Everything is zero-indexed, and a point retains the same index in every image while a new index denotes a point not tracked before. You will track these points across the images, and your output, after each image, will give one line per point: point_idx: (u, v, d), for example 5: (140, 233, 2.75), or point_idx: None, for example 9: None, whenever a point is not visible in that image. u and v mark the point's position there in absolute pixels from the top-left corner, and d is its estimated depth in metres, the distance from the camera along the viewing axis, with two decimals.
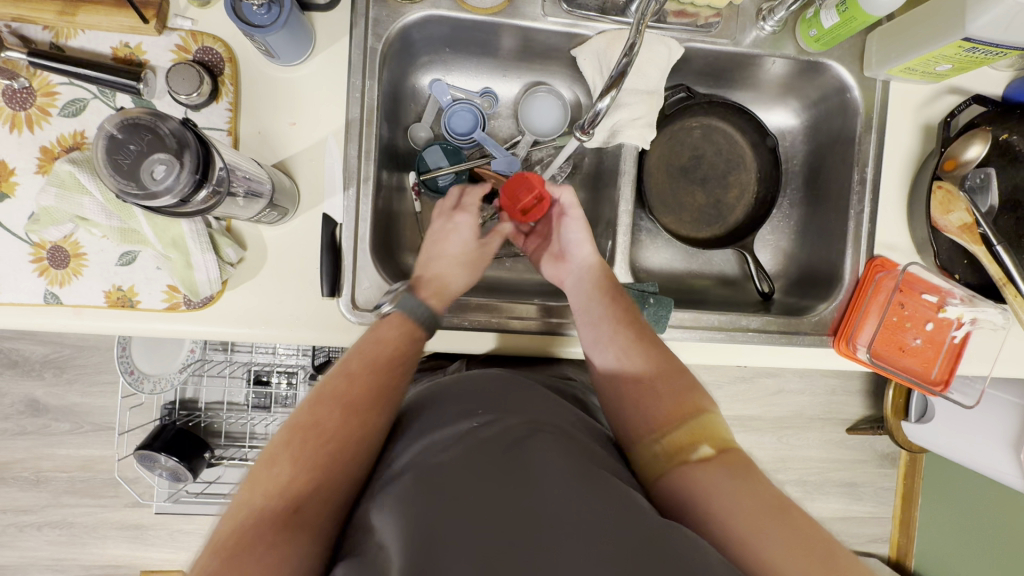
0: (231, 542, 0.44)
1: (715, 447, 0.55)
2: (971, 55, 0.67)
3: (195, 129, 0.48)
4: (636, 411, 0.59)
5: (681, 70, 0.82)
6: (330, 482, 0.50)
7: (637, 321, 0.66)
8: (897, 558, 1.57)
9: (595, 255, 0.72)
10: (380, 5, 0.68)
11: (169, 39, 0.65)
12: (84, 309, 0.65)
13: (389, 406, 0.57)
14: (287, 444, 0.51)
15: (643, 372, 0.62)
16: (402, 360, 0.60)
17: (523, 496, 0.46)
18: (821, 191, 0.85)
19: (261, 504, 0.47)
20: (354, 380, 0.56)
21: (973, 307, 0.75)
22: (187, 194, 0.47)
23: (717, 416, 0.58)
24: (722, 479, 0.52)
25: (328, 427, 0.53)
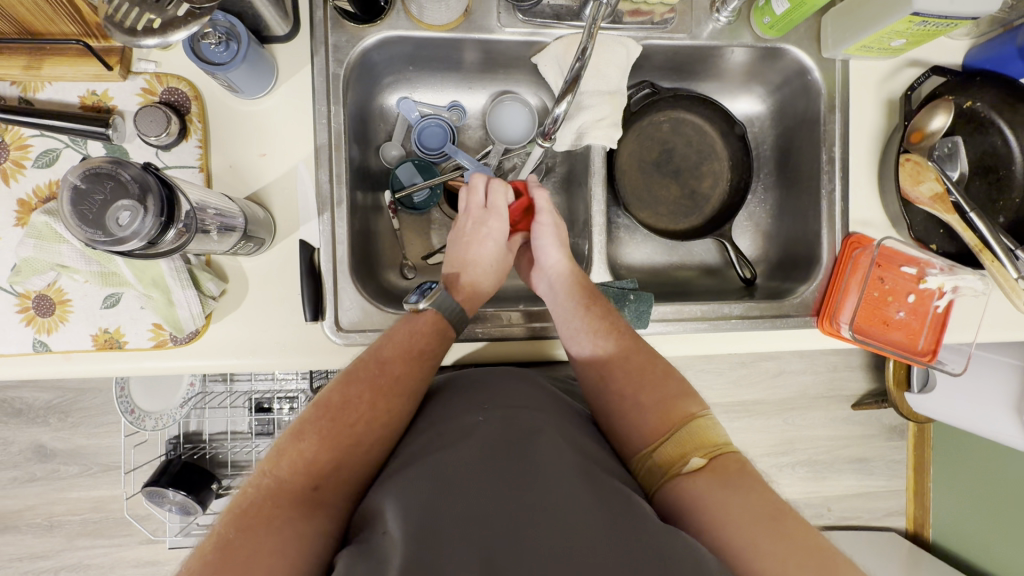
0: (254, 505, 0.49)
1: (706, 456, 0.54)
2: (923, 29, 0.67)
3: (157, 172, 0.49)
4: (627, 423, 0.60)
5: (643, 67, 0.83)
6: (350, 464, 0.55)
7: (616, 326, 0.67)
8: (914, 530, 1.56)
9: (566, 261, 0.73)
10: (339, 31, 0.69)
11: (134, 83, 0.66)
12: (74, 354, 0.66)
13: (414, 399, 0.61)
14: (316, 423, 0.56)
15: (625, 380, 0.62)
16: (429, 356, 0.63)
17: (525, 492, 0.48)
18: (793, 173, 0.86)
19: (286, 476, 0.52)
20: (383, 371, 0.60)
21: (952, 277, 0.75)
22: (153, 237, 0.48)
23: (709, 419, 0.58)
24: (714, 490, 0.52)
25: (355, 412, 0.57)
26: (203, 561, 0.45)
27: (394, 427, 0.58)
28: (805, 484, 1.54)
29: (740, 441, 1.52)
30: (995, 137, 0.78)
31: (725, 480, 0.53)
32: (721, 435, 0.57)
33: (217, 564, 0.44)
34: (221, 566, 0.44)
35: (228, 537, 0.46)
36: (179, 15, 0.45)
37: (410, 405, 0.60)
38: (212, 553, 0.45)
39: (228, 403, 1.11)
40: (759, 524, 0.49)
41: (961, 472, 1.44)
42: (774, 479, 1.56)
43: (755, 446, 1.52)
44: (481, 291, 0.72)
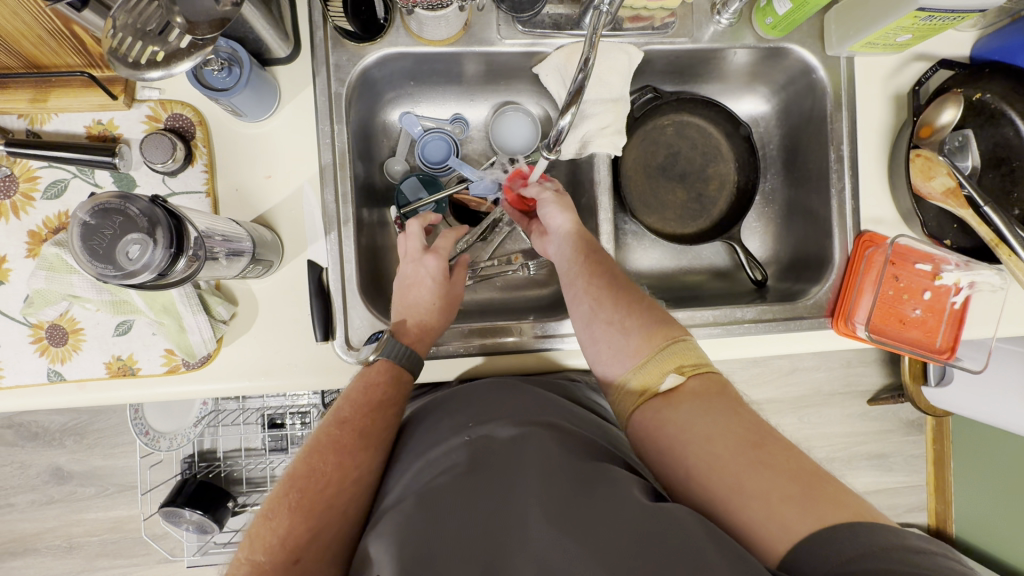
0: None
1: (684, 374, 0.55)
2: (929, 23, 0.66)
3: (164, 204, 0.49)
4: (610, 346, 0.59)
5: (645, 72, 0.83)
6: (328, 528, 0.53)
7: (609, 269, 0.65)
8: (937, 525, 1.54)
9: (572, 222, 0.69)
10: (339, 50, 0.69)
11: (139, 111, 0.67)
12: (87, 382, 0.66)
13: (381, 449, 0.60)
14: (285, 496, 0.54)
15: (615, 310, 0.61)
16: (389, 401, 0.63)
17: (518, 507, 0.47)
18: (801, 172, 0.85)
19: (263, 558, 0.50)
20: (344, 429, 0.59)
21: (969, 272, 0.74)
22: (165, 268, 0.49)
23: (689, 342, 0.57)
24: (689, 410, 0.52)
25: (321, 475, 0.55)
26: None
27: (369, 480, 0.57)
28: None
29: None
30: (1006, 128, 0.76)
31: (706, 402, 0.52)
32: (699, 356, 0.57)
33: None
34: None
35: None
36: (181, 46, 0.46)
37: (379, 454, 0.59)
38: None
39: (241, 420, 1.12)
40: (743, 448, 0.48)
41: (984, 465, 1.41)
42: None
43: None
44: (431, 329, 0.69)
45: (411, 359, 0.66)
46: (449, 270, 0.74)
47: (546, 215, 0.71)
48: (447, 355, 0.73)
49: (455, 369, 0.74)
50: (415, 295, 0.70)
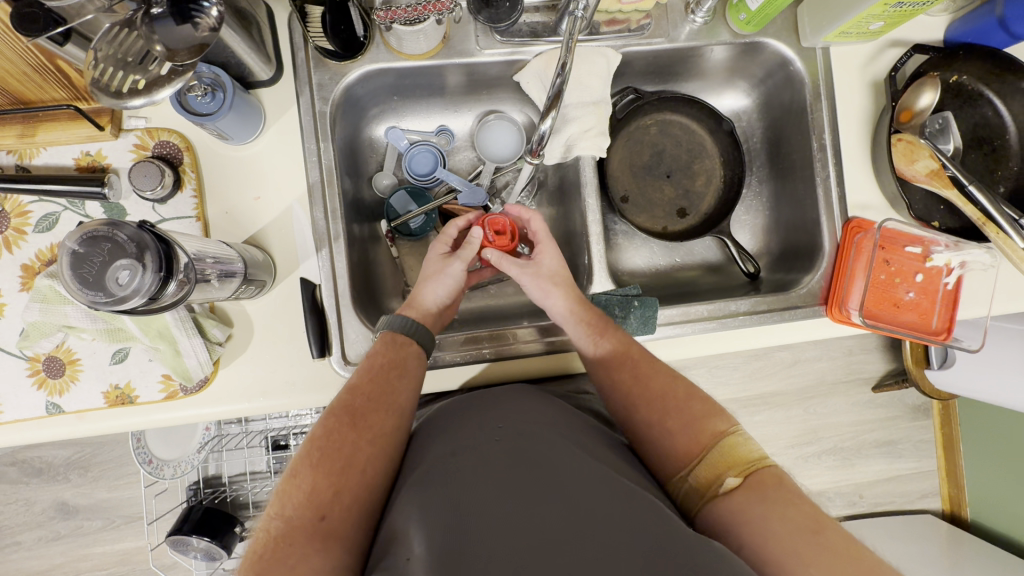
0: (262, 562, 0.47)
1: (741, 476, 0.53)
2: (899, 10, 0.67)
3: (153, 228, 0.49)
4: (656, 446, 0.59)
5: (625, 74, 0.84)
6: (351, 487, 0.53)
7: (630, 352, 0.66)
8: (951, 510, 1.54)
9: (564, 298, 0.70)
10: (321, 69, 0.70)
11: (126, 140, 0.67)
12: (87, 413, 0.66)
13: (396, 408, 0.60)
14: (307, 458, 0.55)
15: (654, 401, 0.61)
16: (404, 367, 0.63)
17: (541, 502, 0.48)
18: (786, 162, 0.86)
19: (291, 514, 0.50)
20: (357, 393, 0.59)
21: (959, 252, 0.75)
22: (156, 292, 0.48)
23: (740, 435, 0.56)
24: (753, 508, 0.50)
25: (340, 436, 0.56)
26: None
27: (388, 441, 0.57)
28: (832, 472, 1.55)
29: (762, 435, 1.52)
30: (986, 107, 0.79)
31: (764, 496, 0.51)
32: (756, 449, 0.55)
33: None
34: None
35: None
36: (161, 73, 0.46)
37: (396, 416, 0.59)
38: None
39: (245, 444, 1.11)
40: (809, 539, 0.48)
41: (994, 446, 1.42)
42: (801, 470, 1.55)
43: (778, 439, 1.53)
44: (433, 304, 0.71)
45: (418, 331, 0.66)
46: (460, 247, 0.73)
47: (541, 301, 0.71)
48: (444, 365, 0.73)
49: (454, 379, 0.74)
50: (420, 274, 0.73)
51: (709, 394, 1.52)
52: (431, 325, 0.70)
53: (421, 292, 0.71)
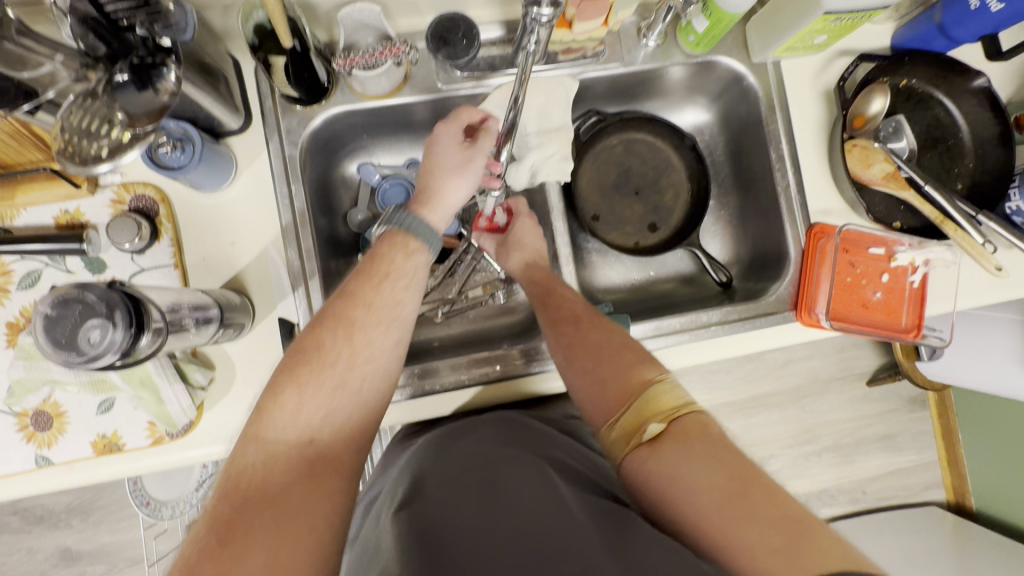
0: (246, 481, 0.45)
1: (664, 421, 0.52)
2: (840, 23, 0.70)
3: (121, 288, 0.51)
4: (590, 402, 0.59)
5: (586, 98, 0.87)
6: (344, 414, 0.51)
7: (573, 310, 0.68)
8: (955, 501, 1.54)
9: (517, 261, 0.76)
10: (289, 115, 0.72)
11: (104, 196, 0.69)
12: (76, 463, 0.68)
13: (396, 326, 0.56)
14: (291, 374, 0.50)
15: (594, 351, 0.62)
16: (405, 276, 0.58)
17: (519, 513, 0.52)
18: (749, 173, 0.88)
19: (274, 441, 0.47)
20: (355, 304, 0.54)
21: (922, 251, 0.76)
22: (128, 346, 0.50)
23: (668, 383, 0.55)
24: (672, 457, 0.49)
25: (330, 350, 0.52)
26: (200, 550, 0.42)
27: (386, 361, 0.54)
28: (832, 470, 1.54)
29: (760, 437, 1.53)
30: (937, 108, 0.82)
31: (688, 446, 0.49)
32: (683, 397, 0.54)
33: (218, 545, 0.42)
34: (218, 553, 0.41)
35: (225, 520, 0.43)
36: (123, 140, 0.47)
37: (396, 334, 0.56)
38: (213, 534, 0.42)
39: None
40: (721, 485, 0.46)
41: (990, 433, 1.42)
42: (802, 470, 1.55)
43: (776, 440, 1.53)
44: (451, 201, 0.66)
45: (429, 235, 0.62)
46: (475, 137, 0.69)
47: (501, 263, 0.79)
48: (424, 394, 0.76)
49: (441, 406, 0.77)
50: (438, 166, 0.66)
51: (704, 399, 1.53)
52: (442, 226, 0.65)
53: (445, 191, 0.65)
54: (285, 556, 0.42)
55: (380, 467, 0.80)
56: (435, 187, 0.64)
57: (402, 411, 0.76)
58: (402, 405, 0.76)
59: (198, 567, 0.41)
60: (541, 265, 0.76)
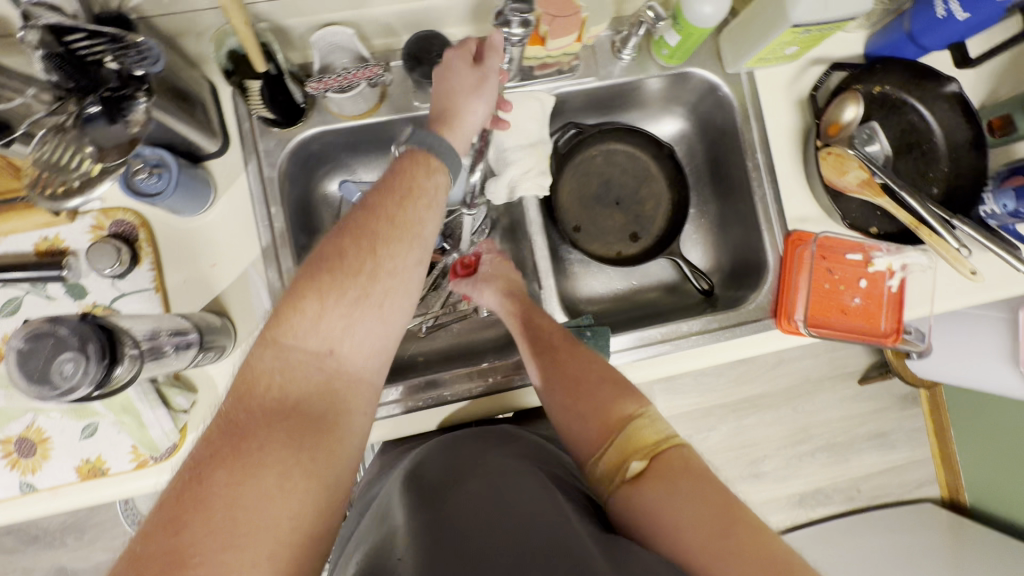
0: (264, 387, 0.47)
1: (646, 457, 0.54)
2: (809, 35, 0.70)
3: (94, 321, 0.52)
4: (575, 439, 0.61)
5: (564, 111, 0.87)
6: (363, 330, 0.50)
7: (554, 340, 0.69)
8: (949, 497, 1.55)
9: (497, 296, 0.76)
10: (267, 137, 0.73)
11: (83, 222, 0.70)
12: (61, 488, 0.68)
13: (418, 245, 0.55)
14: (313, 285, 0.49)
15: (576, 385, 0.63)
16: (426, 196, 0.56)
17: (518, 520, 0.53)
18: (727, 181, 0.89)
19: (291, 346, 0.48)
20: (378, 216, 0.53)
21: (899, 255, 0.78)
22: (101, 378, 0.50)
23: (648, 417, 0.58)
24: (655, 493, 0.51)
25: (350, 264, 0.51)
26: (214, 448, 0.43)
27: (407, 280, 0.53)
28: (826, 469, 1.55)
29: (753, 438, 1.53)
30: (911, 114, 0.82)
31: (670, 479, 0.52)
32: (663, 430, 0.57)
33: (234, 448, 0.43)
34: (235, 453, 0.43)
35: (241, 422, 0.45)
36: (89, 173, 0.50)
37: (417, 254, 0.55)
38: (228, 436, 0.44)
39: None
40: (703, 514, 0.49)
41: (981, 429, 1.43)
42: (796, 470, 1.56)
43: (769, 441, 1.53)
44: (468, 124, 0.63)
45: (449, 156, 0.60)
46: (484, 54, 0.65)
47: (478, 298, 0.78)
48: (412, 409, 0.78)
49: (433, 418, 0.79)
50: (451, 88, 0.62)
51: (697, 401, 1.53)
52: (462, 149, 0.63)
53: (460, 114, 0.62)
54: (299, 468, 0.44)
55: (367, 482, 0.80)
56: (450, 109, 0.61)
57: (388, 426, 0.78)
58: (389, 420, 0.78)
59: (212, 464, 0.42)
60: (519, 292, 0.77)
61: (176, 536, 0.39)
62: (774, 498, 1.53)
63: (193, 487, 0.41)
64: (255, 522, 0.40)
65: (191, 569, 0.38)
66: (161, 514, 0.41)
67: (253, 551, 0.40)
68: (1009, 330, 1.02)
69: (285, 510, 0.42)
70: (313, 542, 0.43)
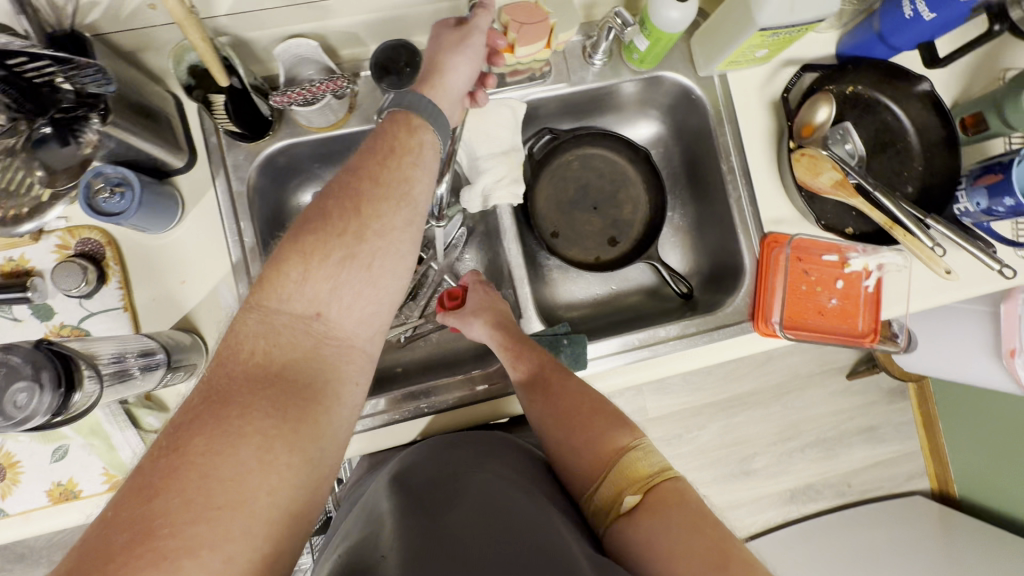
0: (247, 352, 0.45)
1: (640, 492, 0.55)
2: (777, 38, 0.70)
3: (48, 347, 0.52)
4: (569, 469, 0.62)
5: (538, 116, 0.87)
6: (351, 296, 0.48)
7: (546, 365, 0.69)
8: (939, 489, 1.55)
9: (486, 327, 0.74)
10: (235, 150, 0.72)
11: (48, 242, 0.68)
12: (32, 512, 0.66)
13: (406, 205, 0.51)
14: (296, 249, 0.47)
15: (568, 416, 0.63)
16: (416, 155, 0.53)
17: (506, 533, 0.51)
18: (704, 183, 0.88)
19: (277, 310, 0.46)
20: (363, 175, 0.50)
21: (874, 256, 0.78)
22: (57, 406, 0.50)
23: (641, 449, 0.58)
24: (649, 529, 0.52)
25: (335, 225, 0.48)
26: (193, 413, 0.41)
27: (398, 242, 0.50)
28: (817, 465, 1.55)
29: (744, 436, 1.53)
30: (885, 113, 0.82)
31: (666, 515, 0.52)
32: (657, 462, 0.57)
33: (213, 415, 0.41)
34: (214, 420, 0.41)
35: (222, 388, 0.43)
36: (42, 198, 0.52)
37: (407, 214, 0.51)
38: (209, 403, 0.42)
39: None
40: (696, 551, 0.50)
41: (968, 421, 1.44)
42: (787, 467, 1.56)
43: (759, 438, 1.54)
44: (452, 83, 0.58)
45: (435, 116, 0.55)
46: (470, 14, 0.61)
47: (467, 330, 0.76)
48: (389, 422, 0.77)
49: (409, 431, 0.78)
50: (431, 50, 0.58)
51: (687, 401, 1.53)
52: (446, 110, 0.58)
53: (443, 70, 0.58)
54: (280, 440, 0.41)
55: (349, 489, 0.80)
56: (431, 64, 0.57)
57: (365, 439, 0.77)
58: (365, 434, 0.77)
59: (190, 430, 0.40)
60: (509, 323, 0.76)
61: (149, 503, 0.37)
62: (766, 495, 1.53)
63: (168, 454, 0.39)
64: (230, 494, 0.38)
65: (160, 539, 0.36)
66: (134, 481, 0.39)
67: (227, 524, 0.37)
68: (991, 324, 1.02)
69: (264, 484, 0.39)
70: (294, 519, 0.41)
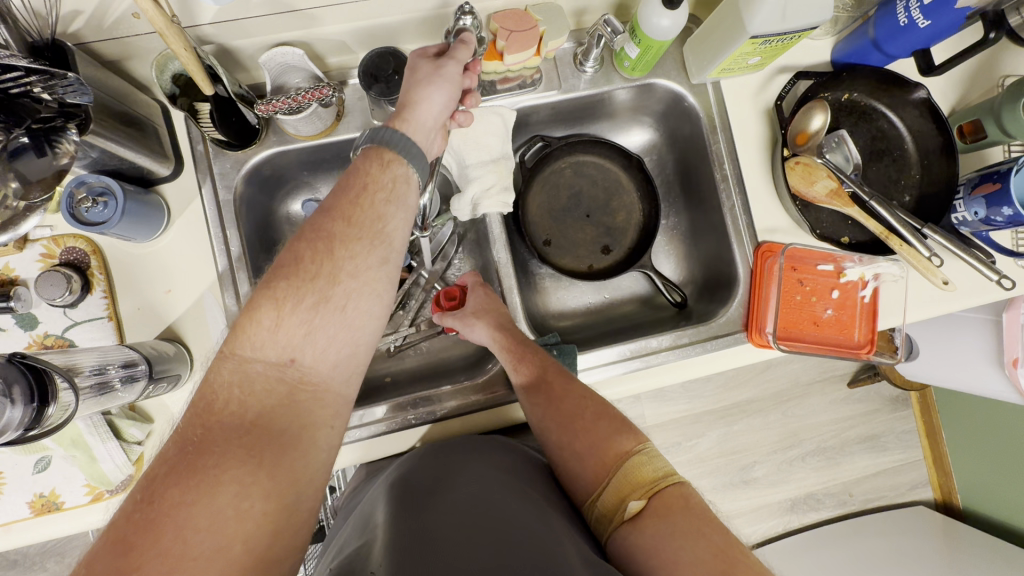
0: (221, 403, 0.43)
1: (644, 497, 0.54)
2: (769, 45, 0.69)
3: (23, 362, 0.52)
4: (572, 474, 0.61)
5: (529, 124, 0.86)
6: (331, 327, 0.47)
7: (547, 371, 0.67)
8: (943, 499, 1.53)
9: (489, 329, 0.73)
10: (222, 159, 0.71)
11: (33, 251, 0.68)
12: (14, 525, 0.66)
13: (380, 244, 0.50)
14: (272, 291, 0.46)
15: (570, 424, 0.62)
16: (395, 197, 0.52)
17: (503, 545, 0.50)
18: (698, 191, 0.87)
19: (250, 359, 0.45)
20: (336, 217, 0.49)
21: (869, 266, 0.76)
22: (29, 419, 0.51)
23: (646, 454, 0.57)
24: (654, 535, 0.51)
25: (309, 268, 0.47)
26: (167, 465, 0.40)
27: (372, 283, 0.49)
28: (818, 474, 1.53)
29: (743, 444, 1.51)
30: (880, 121, 0.81)
31: (671, 521, 0.51)
32: (662, 467, 0.56)
33: (184, 470, 0.39)
34: (188, 469, 0.39)
35: (197, 437, 0.42)
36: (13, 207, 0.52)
37: (380, 254, 0.50)
38: (183, 453, 0.40)
39: None
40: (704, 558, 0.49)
41: (971, 430, 1.42)
42: (788, 476, 1.54)
43: (759, 446, 1.52)
44: (422, 119, 0.57)
45: (409, 149, 0.54)
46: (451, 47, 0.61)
47: (468, 334, 0.75)
48: (378, 433, 0.76)
49: (395, 443, 0.77)
50: (407, 80, 0.58)
51: (686, 409, 1.51)
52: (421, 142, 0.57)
53: (414, 104, 0.56)
54: (256, 486, 0.40)
55: (346, 499, 0.79)
56: (405, 97, 0.56)
57: (353, 450, 0.76)
58: (352, 446, 0.76)
59: (164, 483, 0.39)
60: (508, 324, 0.74)
61: (124, 558, 0.36)
62: (765, 504, 1.51)
63: (144, 507, 0.38)
64: (206, 543, 0.37)
65: None
66: (111, 534, 0.38)
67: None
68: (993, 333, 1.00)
69: (239, 532, 0.39)
70: (275, 564, 0.40)
